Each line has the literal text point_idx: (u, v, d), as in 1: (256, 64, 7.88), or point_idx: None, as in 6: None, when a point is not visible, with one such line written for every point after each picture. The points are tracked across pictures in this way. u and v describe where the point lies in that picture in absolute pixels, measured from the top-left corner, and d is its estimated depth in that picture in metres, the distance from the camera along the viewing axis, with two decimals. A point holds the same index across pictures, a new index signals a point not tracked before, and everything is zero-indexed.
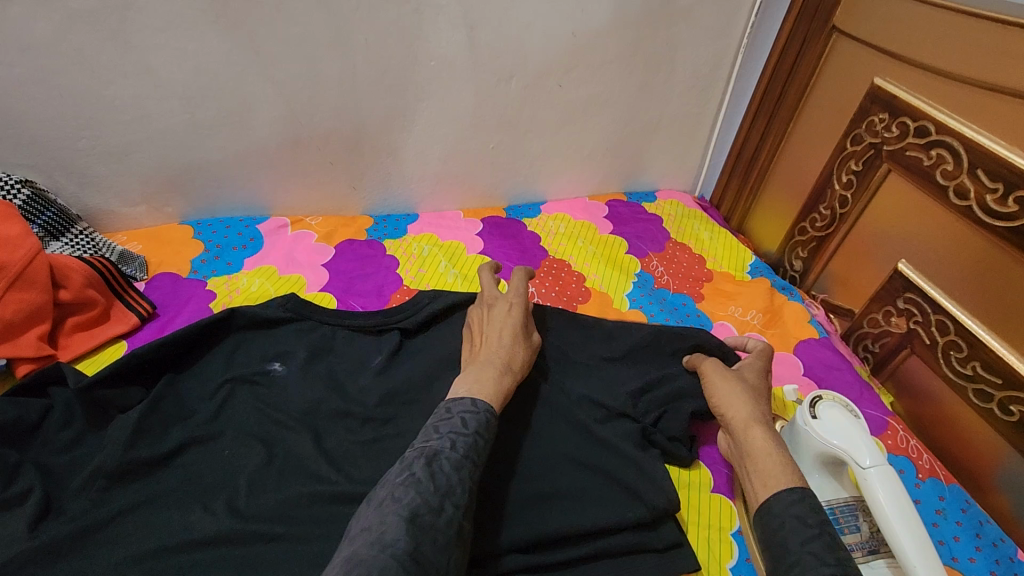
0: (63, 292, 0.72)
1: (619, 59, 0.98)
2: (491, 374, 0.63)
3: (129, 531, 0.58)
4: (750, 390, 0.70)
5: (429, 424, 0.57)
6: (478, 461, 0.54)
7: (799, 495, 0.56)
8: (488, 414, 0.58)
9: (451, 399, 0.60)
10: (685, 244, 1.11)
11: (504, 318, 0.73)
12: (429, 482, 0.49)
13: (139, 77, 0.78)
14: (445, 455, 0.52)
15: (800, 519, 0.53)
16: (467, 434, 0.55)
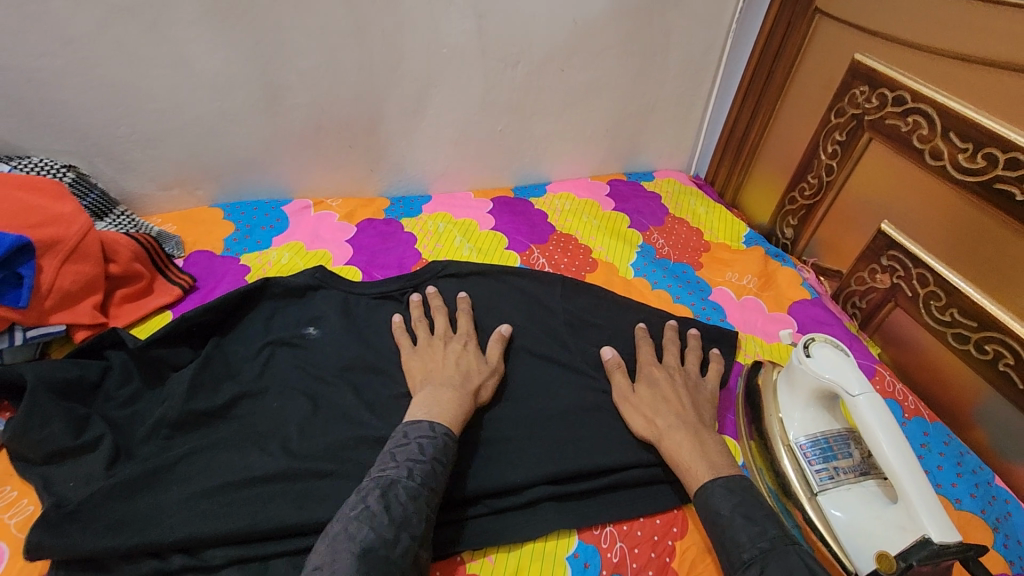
0: (113, 266, 0.78)
1: (617, 45, 1.05)
2: (451, 398, 0.68)
3: (194, 471, 0.63)
4: (644, 396, 0.75)
5: (386, 450, 0.61)
6: (434, 488, 0.58)
7: (711, 489, 0.62)
8: (446, 438, 0.63)
9: (410, 423, 0.64)
10: (682, 219, 1.18)
11: (457, 352, 0.76)
12: (384, 514, 0.53)
13: (174, 67, 0.83)
14: (401, 484, 0.56)
15: (718, 511, 0.59)
16: (424, 461, 0.59)
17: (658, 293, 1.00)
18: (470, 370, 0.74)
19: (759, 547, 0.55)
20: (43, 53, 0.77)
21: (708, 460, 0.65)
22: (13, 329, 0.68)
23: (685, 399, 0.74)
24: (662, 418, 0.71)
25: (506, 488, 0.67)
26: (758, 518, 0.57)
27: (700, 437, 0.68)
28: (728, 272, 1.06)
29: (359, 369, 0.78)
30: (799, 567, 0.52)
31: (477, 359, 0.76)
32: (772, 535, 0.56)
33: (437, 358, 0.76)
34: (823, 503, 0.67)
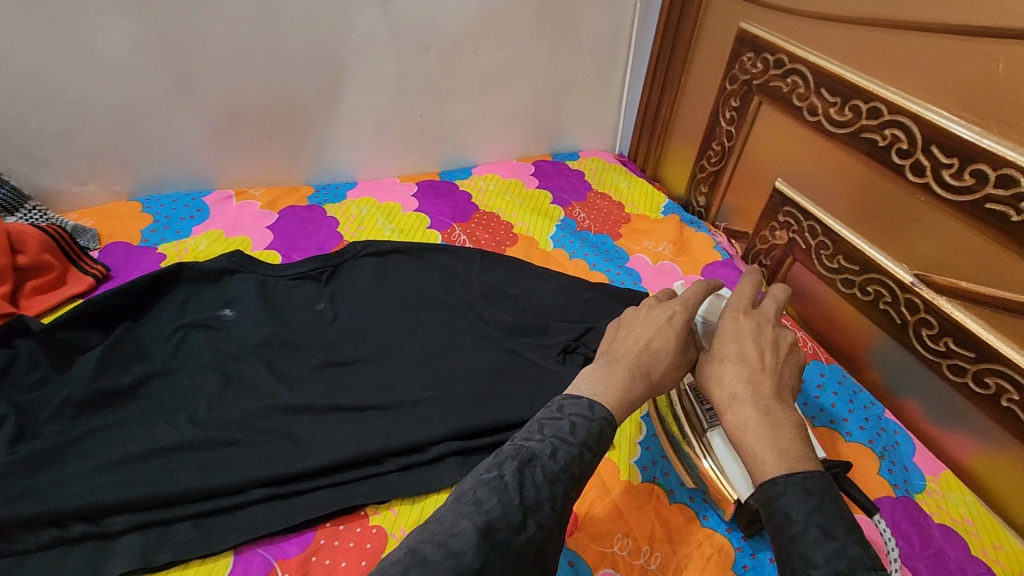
0: (21, 257, 0.79)
1: (527, 26, 1.09)
2: (623, 382, 0.55)
3: (100, 445, 0.65)
4: (718, 348, 0.58)
5: (537, 417, 0.52)
6: (579, 478, 0.49)
7: (782, 486, 0.46)
8: (605, 425, 0.52)
9: (569, 395, 0.54)
10: (605, 194, 1.22)
11: (658, 321, 0.61)
12: (517, 492, 0.44)
13: (80, 58, 0.85)
14: (542, 462, 0.47)
15: (784, 514, 0.45)
16: (573, 443, 0.49)
17: (576, 263, 1.04)
18: (656, 345, 0.59)
19: (835, 569, 0.41)
20: None
21: (778, 448, 0.48)
22: None
23: (769, 362, 0.55)
24: (732, 380, 0.54)
25: (412, 446, 0.69)
26: (839, 532, 0.42)
27: (774, 416, 0.51)
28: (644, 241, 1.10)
29: (274, 346, 0.80)
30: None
31: (680, 335, 0.60)
32: (852, 555, 0.41)
33: (637, 322, 0.62)
34: (711, 439, 0.66)
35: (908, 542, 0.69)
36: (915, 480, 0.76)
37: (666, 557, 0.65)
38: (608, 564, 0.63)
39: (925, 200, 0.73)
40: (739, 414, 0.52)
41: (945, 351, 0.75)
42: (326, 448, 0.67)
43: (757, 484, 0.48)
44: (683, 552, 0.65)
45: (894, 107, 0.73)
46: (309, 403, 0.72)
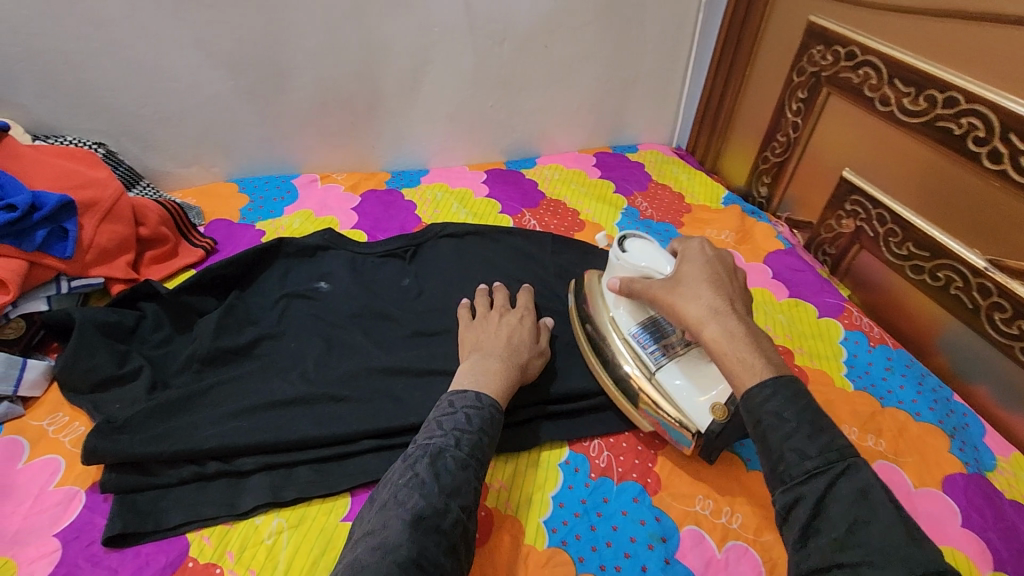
0: (143, 228, 0.85)
1: (597, 21, 1.13)
2: (498, 369, 0.70)
3: (224, 397, 0.71)
4: (687, 278, 0.62)
5: (433, 419, 0.64)
6: (482, 458, 0.60)
7: (770, 389, 0.50)
8: (491, 411, 0.65)
9: (457, 391, 0.66)
10: (665, 185, 1.26)
11: (511, 325, 0.78)
12: (434, 482, 0.55)
13: (192, 48, 0.91)
14: (450, 453, 0.58)
15: (777, 417, 0.49)
16: (470, 431, 0.61)
17: None
18: (519, 343, 0.75)
19: (827, 458, 0.47)
20: (77, 36, 0.85)
21: (765, 355, 0.53)
22: (59, 279, 0.75)
23: (736, 288, 0.61)
24: (710, 299, 0.58)
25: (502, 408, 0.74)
26: (827, 426, 0.48)
27: (754, 330, 0.56)
28: (707, 229, 1.13)
29: (368, 315, 0.86)
30: (872, 484, 0.45)
31: (528, 335, 0.77)
32: (840, 444, 0.47)
33: (491, 329, 0.77)
34: (662, 380, 0.70)
35: (979, 515, 0.72)
36: (986, 458, 0.78)
37: (747, 518, 0.68)
38: (692, 521, 0.67)
39: (1000, 186, 0.75)
40: (710, 329, 0.56)
41: (1018, 334, 0.77)
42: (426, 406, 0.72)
43: (741, 395, 0.52)
44: (764, 513, 0.68)
45: (972, 96, 0.75)
46: (406, 366, 0.77)
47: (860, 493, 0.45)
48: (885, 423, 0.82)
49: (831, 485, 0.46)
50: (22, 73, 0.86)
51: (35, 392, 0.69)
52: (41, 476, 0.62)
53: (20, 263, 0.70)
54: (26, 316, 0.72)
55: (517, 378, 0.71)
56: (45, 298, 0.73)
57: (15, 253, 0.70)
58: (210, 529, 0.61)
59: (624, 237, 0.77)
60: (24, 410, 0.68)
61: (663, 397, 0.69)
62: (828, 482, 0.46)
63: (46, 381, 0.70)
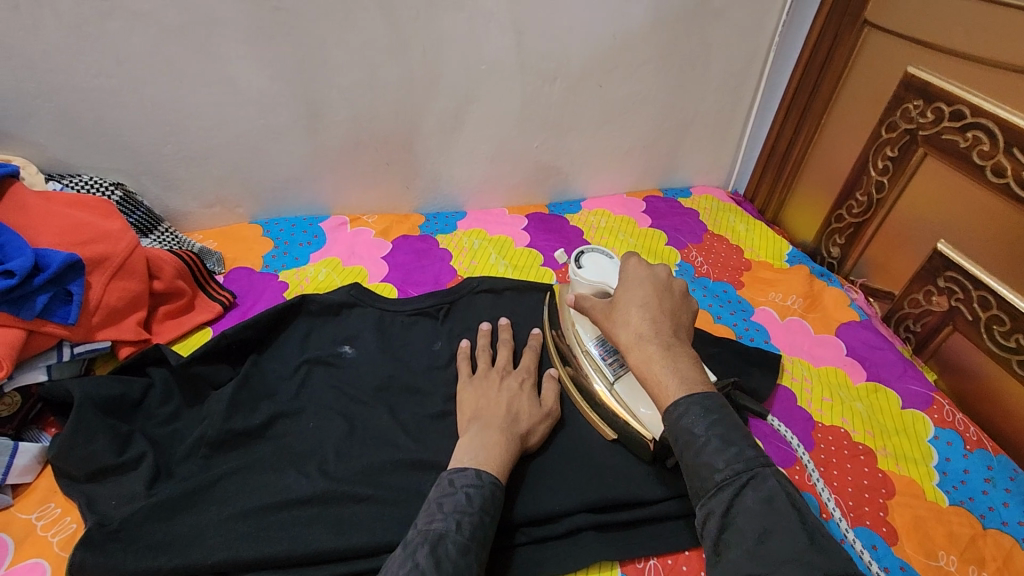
0: (157, 282, 0.78)
1: (657, 59, 1.03)
2: (498, 441, 0.63)
3: (232, 491, 0.63)
4: (621, 301, 0.61)
5: (431, 500, 0.57)
6: (483, 541, 0.54)
7: (684, 406, 0.51)
8: (493, 489, 0.58)
9: (455, 470, 0.60)
10: (721, 236, 1.15)
11: (513, 390, 0.72)
12: (433, 571, 0.49)
13: (220, 86, 0.84)
14: (451, 537, 0.52)
15: (689, 430, 0.50)
16: (472, 513, 0.55)
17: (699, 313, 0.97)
18: (520, 412, 0.69)
19: (735, 470, 0.47)
20: (97, 72, 0.78)
21: (679, 375, 0.53)
22: (62, 345, 0.67)
23: (667, 308, 0.59)
24: (637, 324, 0.57)
25: (545, 517, 0.66)
26: (737, 439, 0.48)
27: (671, 348, 0.55)
28: (772, 293, 1.02)
29: (395, 389, 0.77)
30: (779, 491, 0.45)
31: (531, 401, 0.71)
32: (749, 455, 0.48)
33: (492, 393, 0.71)
34: (621, 390, 0.70)
35: None
36: None
37: None
38: None
39: None
40: (642, 356, 0.56)
41: None
42: None
43: (663, 410, 0.53)
44: None
45: None
46: (436, 459, 0.68)
47: (764, 502, 0.45)
48: (987, 549, 0.70)
49: (736, 497, 0.46)
50: (40, 110, 0.79)
51: (26, 478, 0.62)
52: None
53: (18, 334, 0.62)
54: (23, 388, 0.64)
55: (517, 451, 0.65)
56: (45, 367, 0.66)
57: (12, 321, 0.62)
58: None
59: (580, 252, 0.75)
60: (13, 500, 0.61)
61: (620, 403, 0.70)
62: (734, 493, 0.46)
63: (38, 465, 0.63)
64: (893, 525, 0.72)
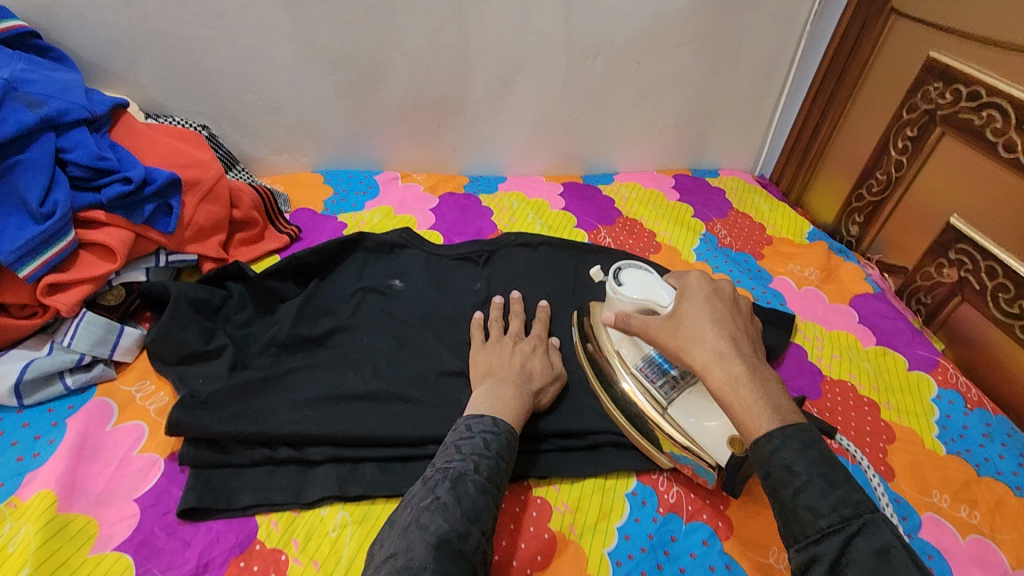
0: (236, 211, 0.88)
1: (694, 42, 1.10)
2: (513, 396, 0.67)
3: (298, 383, 0.72)
4: (688, 320, 0.61)
5: (450, 442, 0.60)
6: (500, 483, 0.58)
7: (778, 440, 0.49)
8: (508, 436, 0.62)
9: (473, 416, 0.63)
10: (746, 214, 1.22)
11: (525, 352, 0.75)
12: (456, 506, 0.52)
13: (300, 42, 0.94)
14: (470, 477, 0.56)
15: (787, 467, 0.47)
16: (489, 456, 0.58)
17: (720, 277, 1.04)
18: (532, 372, 0.72)
19: (841, 515, 0.44)
20: (196, 23, 0.89)
21: (769, 400, 0.52)
22: (159, 252, 0.78)
23: (739, 328, 0.60)
24: (714, 341, 0.57)
25: (573, 432, 0.72)
26: (841, 480, 0.46)
27: (756, 373, 0.55)
28: (790, 264, 1.08)
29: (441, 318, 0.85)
30: (892, 544, 0.43)
31: (542, 364, 0.74)
32: (857, 501, 0.45)
33: (505, 355, 0.74)
34: (676, 415, 0.67)
35: None
36: None
37: None
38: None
39: None
40: (725, 375, 0.55)
41: None
42: None
43: (749, 440, 0.51)
44: None
45: None
46: None
47: (878, 555, 0.42)
48: (981, 494, 0.75)
49: (847, 545, 0.43)
50: (145, 55, 0.90)
51: (128, 359, 0.72)
52: (127, 440, 0.65)
53: (129, 235, 0.73)
54: (127, 284, 0.75)
55: (529, 407, 0.68)
56: (144, 269, 0.76)
57: (125, 224, 0.73)
58: (278, 514, 0.62)
59: (618, 268, 0.76)
60: (116, 374, 0.71)
61: (682, 433, 0.67)
62: (843, 541, 0.43)
63: (137, 349, 0.73)
64: (891, 465, 0.78)
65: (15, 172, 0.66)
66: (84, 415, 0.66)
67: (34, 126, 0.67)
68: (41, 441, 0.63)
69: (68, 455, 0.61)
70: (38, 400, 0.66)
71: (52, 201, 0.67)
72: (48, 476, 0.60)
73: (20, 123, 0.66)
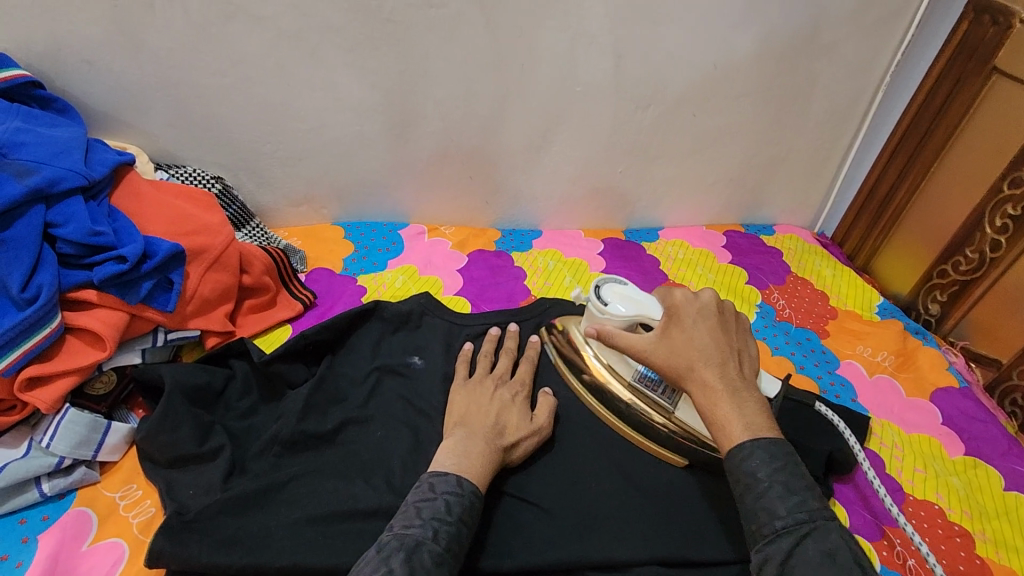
0: (246, 277, 0.80)
1: (757, 92, 0.99)
2: (481, 451, 0.62)
3: (301, 494, 0.63)
4: (677, 332, 0.60)
5: (408, 502, 0.56)
6: (458, 553, 0.54)
7: (749, 449, 0.52)
8: (473, 499, 0.58)
9: (436, 473, 0.59)
10: (806, 280, 1.09)
11: (503, 402, 0.71)
12: None
13: (324, 91, 0.86)
14: (427, 546, 0.51)
15: (751, 475, 0.51)
16: (450, 522, 0.54)
17: (780, 360, 0.92)
18: (507, 425, 0.68)
19: (796, 519, 0.48)
20: (213, 71, 0.81)
21: (745, 418, 0.54)
22: (157, 331, 0.70)
23: (728, 338, 0.60)
24: (700, 354, 0.58)
25: (613, 563, 0.62)
26: (800, 489, 0.50)
27: (737, 393, 0.56)
28: (860, 347, 0.96)
29: None
30: (840, 548, 0.46)
31: (520, 416, 0.70)
32: (812, 506, 0.49)
33: (483, 401, 0.70)
34: (681, 415, 0.69)
35: None
36: None
37: None
38: None
39: None
40: (708, 392, 0.56)
41: None
42: (526, 546, 0.63)
43: (726, 453, 0.54)
44: None
45: None
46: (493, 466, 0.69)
47: (827, 556, 0.46)
48: None
49: (799, 545, 0.47)
50: (157, 103, 0.82)
51: (113, 457, 0.64)
52: (102, 565, 0.56)
53: (121, 317, 0.65)
54: (119, 368, 0.67)
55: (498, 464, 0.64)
56: (139, 350, 0.68)
57: (117, 305, 0.65)
58: None
59: (597, 286, 0.72)
60: (100, 476, 0.63)
61: (686, 427, 0.69)
62: (796, 542, 0.47)
63: (125, 445, 0.65)
64: None
65: None
66: (58, 531, 0.58)
67: (21, 200, 0.61)
68: (6, 563, 0.55)
69: None
70: (9, 509, 0.58)
71: (36, 285, 0.60)
72: None
73: (5, 199, 0.59)
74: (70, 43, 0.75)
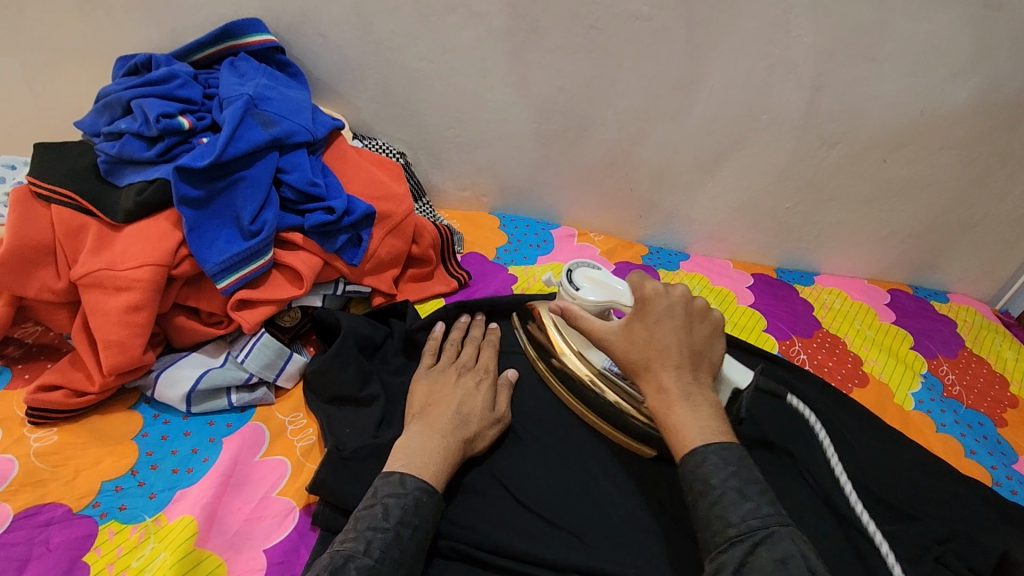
0: (416, 247, 0.85)
1: (963, 146, 0.90)
2: (434, 445, 0.58)
3: None
4: (637, 333, 0.59)
5: (354, 513, 0.53)
6: (402, 558, 0.50)
7: (702, 455, 0.50)
8: (418, 495, 0.53)
9: (382, 476, 0.55)
10: (983, 358, 0.98)
11: (467, 389, 0.66)
12: None
13: (515, 88, 0.90)
14: (357, 559, 0.48)
15: (704, 480, 0.49)
16: (386, 528, 0.50)
17: (945, 439, 0.83)
18: (469, 413, 0.63)
19: (750, 525, 0.46)
20: (423, 56, 0.88)
21: (699, 421, 0.53)
22: (339, 280, 0.77)
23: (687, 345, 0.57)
24: (669, 354, 0.56)
25: None
26: (754, 495, 0.48)
27: (691, 395, 0.55)
28: None
29: None
30: (793, 554, 0.44)
31: (483, 402, 0.65)
32: (765, 513, 0.47)
33: (446, 389, 0.66)
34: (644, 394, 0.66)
35: None
36: None
37: None
38: None
39: None
40: (656, 390, 0.55)
41: None
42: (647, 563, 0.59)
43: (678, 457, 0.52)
44: None
45: None
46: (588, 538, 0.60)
47: (778, 562, 0.44)
48: None
49: (751, 554, 0.45)
50: (367, 79, 0.91)
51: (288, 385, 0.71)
52: (270, 478, 0.62)
53: (318, 262, 0.72)
54: (303, 307, 0.75)
55: (460, 457, 0.60)
56: (321, 295, 0.75)
57: (316, 251, 0.72)
58: None
59: (569, 272, 0.73)
60: (274, 399, 0.70)
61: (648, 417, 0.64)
62: (750, 549, 0.45)
63: (297, 377, 0.71)
64: None
65: (238, 188, 0.68)
66: (238, 439, 0.65)
67: (263, 145, 0.69)
68: (196, 457, 0.63)
69: (216, 481, 0.60)
70: (203, 410, 0.67)
71: (261, 221, 0.68)
72: (194, 501, 0.58)
73: (253, 142, 0.68)
74: (313, 19, 0.85)
